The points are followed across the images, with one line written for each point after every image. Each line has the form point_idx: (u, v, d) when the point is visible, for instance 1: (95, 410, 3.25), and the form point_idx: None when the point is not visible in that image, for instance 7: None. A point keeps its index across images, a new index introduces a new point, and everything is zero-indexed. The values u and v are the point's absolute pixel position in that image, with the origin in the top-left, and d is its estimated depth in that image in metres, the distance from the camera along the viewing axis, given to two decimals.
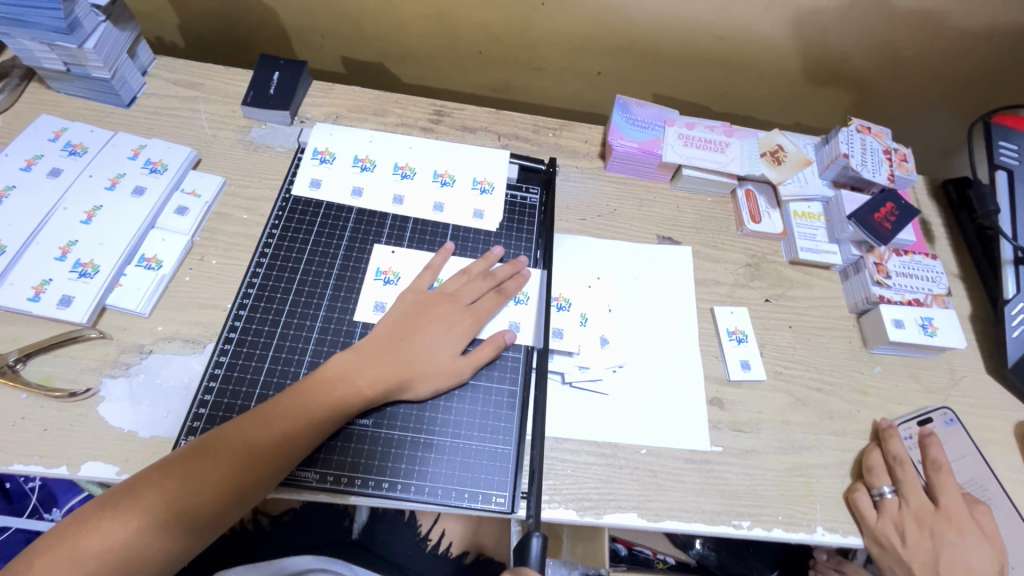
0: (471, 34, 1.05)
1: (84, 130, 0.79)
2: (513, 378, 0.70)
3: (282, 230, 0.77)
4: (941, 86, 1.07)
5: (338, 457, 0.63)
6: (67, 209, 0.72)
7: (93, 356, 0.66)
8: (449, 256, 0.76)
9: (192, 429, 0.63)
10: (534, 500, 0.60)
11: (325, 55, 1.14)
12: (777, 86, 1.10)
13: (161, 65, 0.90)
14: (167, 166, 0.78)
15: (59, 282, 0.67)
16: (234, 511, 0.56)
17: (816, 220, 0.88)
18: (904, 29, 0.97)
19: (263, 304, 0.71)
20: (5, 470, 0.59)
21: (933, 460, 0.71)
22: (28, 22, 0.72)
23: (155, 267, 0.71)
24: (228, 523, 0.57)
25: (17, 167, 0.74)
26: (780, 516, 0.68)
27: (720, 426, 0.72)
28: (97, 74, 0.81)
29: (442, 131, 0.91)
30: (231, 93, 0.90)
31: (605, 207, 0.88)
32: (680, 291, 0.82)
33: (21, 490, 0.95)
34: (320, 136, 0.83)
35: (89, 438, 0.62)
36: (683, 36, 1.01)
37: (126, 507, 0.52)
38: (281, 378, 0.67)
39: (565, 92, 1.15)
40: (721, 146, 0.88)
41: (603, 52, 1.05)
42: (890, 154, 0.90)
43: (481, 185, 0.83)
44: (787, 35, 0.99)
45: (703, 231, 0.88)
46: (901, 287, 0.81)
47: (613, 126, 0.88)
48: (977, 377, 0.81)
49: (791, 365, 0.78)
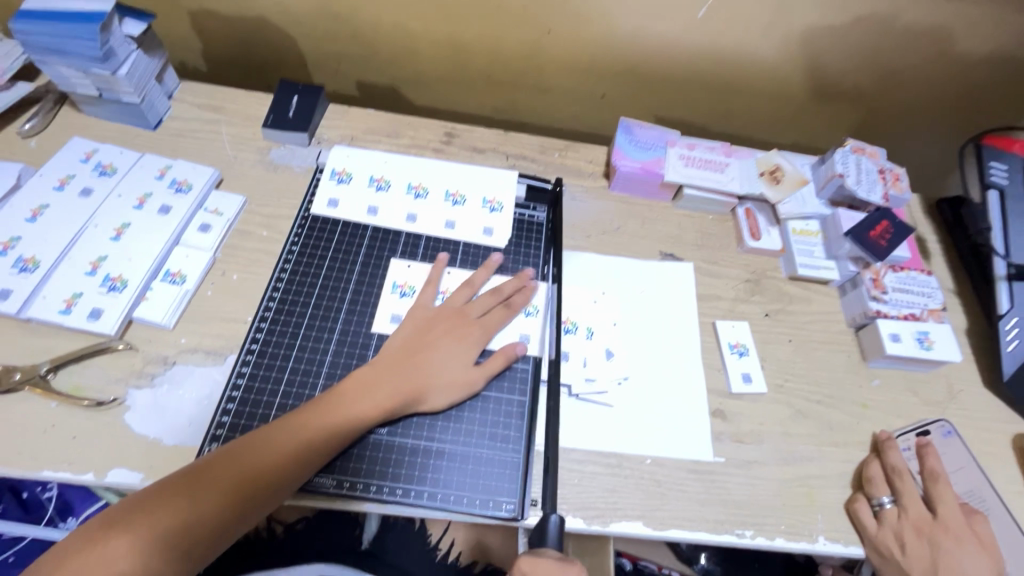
0: (480, 59, 1.09)
1: (113, 151, 0.84)
2: (522, 388, 0.73)
3: (301, 246, 0.80)
4: (934, 107, 1.11)
5: (353, 463, 0.65)
6: (97, 226, 0.76)
7: (120, 367, 0.69)
8: (443, 268, 0.79)
9: (215, 436, 0.65)
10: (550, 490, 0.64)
11: (339, 79, 1.18)
12: (775, 108, 1.14)
13: (186, 89, 0.95)
14: (192, 185, 0.82)
15: (89, 296, 0.71)
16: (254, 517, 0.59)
17: (814, 237, 0.91)
18: (896, 53, 1.01)
19: (283, 316, 0.74)
20: (36, 476, 0.62)
21: (931, 470, 0.72)
22: (66, 51, 0.77)
23: (179, 282, 0.75)
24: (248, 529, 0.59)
25: (51, 186, 0.78)
26: (782, 525, 0.69)
27: (722, 437, 0.74)
28: (127, 98, 0.85)
29: (453, 152, 0.95)
30: (251, 116, 0.94)
31: (610, 225, 0.91)
32: (682, 306, 0.85)
33: (38, 499, 0.98)
34: (337, 157, 0.87)
35: (116, 445, 0.64)
36: (683, 60, 1.05)
37: (153, 513, 0.54)
38: (300, 388, 0.70)
39: (570, 114, 1.20)
40: (720, 166, 0.92)
41: (607, 76, 1.09)
42: (885, 174, 0.93)
43: (490, 204, 0.86)
44: (783, 59, 1.03)
45: (704, 248, 0.91)
46: (897, 302, 0.83)
47: (616, 148, 0.92)
48: (974, 390, 0.83)
49: (791, 378, 0.81)
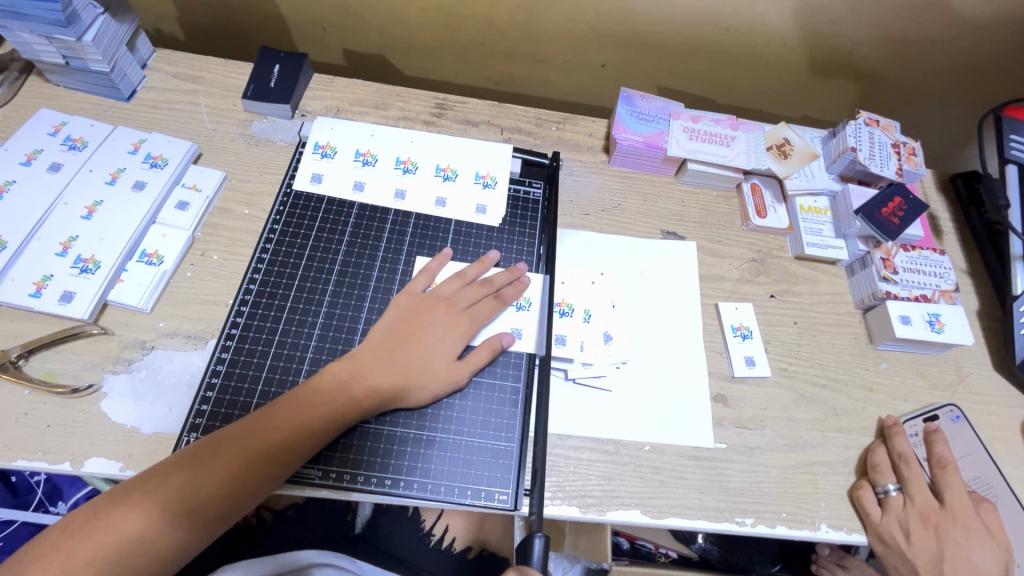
0: (473, 25, 1.03)
1: (84, 124, 0.79)
2: (516, 375, 0.70)
3: (283, 226, 0.76)
4: (952, 77, 1.05)
5: (340, 453, 0.63)
6: (67, 204, 0.72)
7: (94, 353, 0.66)
8: (446, 261, 0.75)
9: (194, 425, 0.63)
10: (537, 498, 0.59)
11: (326, 47, 1.12)
12: (785, 77, 1.08)
13: (161, 58, 0.89)
14: (167, 161, 0.77)
15: (60, 278, 0.67)
16: (224, 519, 0.56)
17: (823, 215, 0.87)
18: (916, 19, 0.95)
19: (265, 300, 0.71)
20: (10, 466, 0.59)
21: (938, 458, 0.70)
22: (26, 15, 0.71)
23: (156, 263, 0.71)
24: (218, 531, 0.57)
25: (17, 161, 0.74)
26: (783, 513, 0.67)
27: (724, 423, 0.72)
28: (97, 67, 0.80)
29: (445, 124, 0.90)
30: (231, 86, 0.89)
31: (609, 202, 0.87)
32: (684, 286, 0.81)
33: (27, 483, 0.95)
34: (320, 130, 0.82)
35: (92, 434, 0.62)
36: (689, 27, 0.99)
37: (119, 515, 0.52)
38: (283, 375, 0.67)
39: (568, 84, 1.14)
40: (727, 139, 0.87)
41: (608, 43, 1.04)
42: (899, 148, 0.88)
43: (483, 180, 0.82)
44: (795, 25, 0.97)
45: (708, 225, 0.87)
46: (908, 283, 0.80)
47: (617, 120, 0.87)
48: (984, 373, 0.80)
49: (796, 362, 0.78)
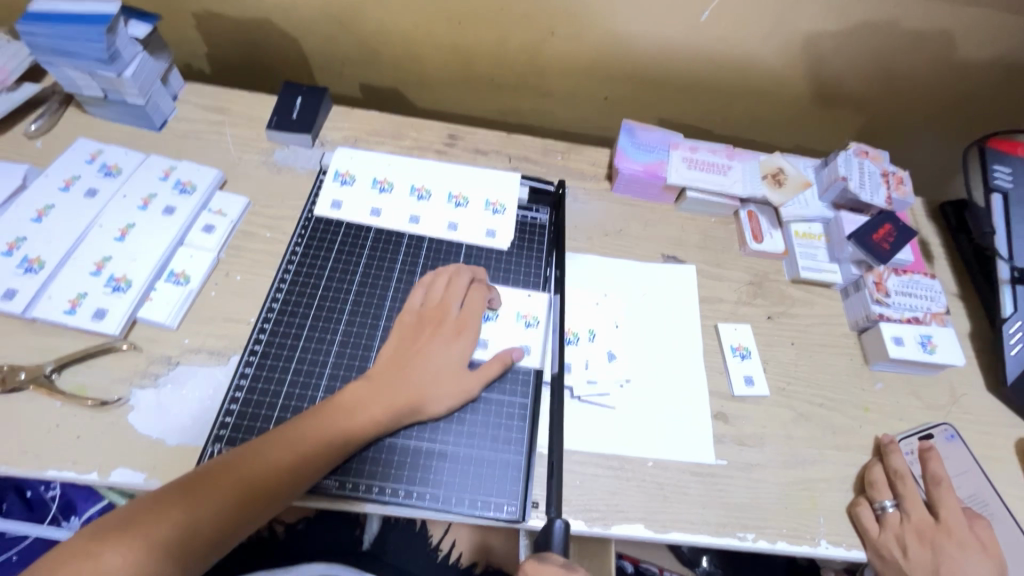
0: (483, 61, 1.10)
1: (119, 152, 0.84)
2: (524, 391, 0.73)
3: (304, 248, 0.80)
4: (937, 110, 1.11)
5: (356, 465, 0.66)
6: (102, 227, 0.76)
7: (123, 367, 0.70)
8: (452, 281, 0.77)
9: (219, 436, 0.66)
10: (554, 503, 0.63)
11: (343, 81, 1.19)
12: (778, 110, 1.13)
13: (191, 91, 0.95)
14: (196, 187, 0.82)
15: (93, 296, 0.71)
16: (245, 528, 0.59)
17: (816, 240, 0.91)
18: (899, 56, 1.01)
19: (286, 318, 0.74)
20: (40, 475, 0.62)
21: (933, 475, 0.72)
22: (73, 53, 0.77)
23: (183, 282, 0.75)
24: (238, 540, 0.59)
25: (56, 186, 0.79)
26: (784, 529, 0.69)
27: (724, 440, 0.74)
28: (133, 100, 0.86)
29: (456, 153, 0.95)
30: (255, 117, 0.95)
31: (612, 226, 0.91)
32: (685, 308, 0.84)
33: (42, 498, 0.98)
34: (340, 159, 0.87)
35: (119, 445, 0.64)
36: (686, 63, 1.05)
37: (148, 523, 0.54)
38: (302, 389, 0.70)
39: (572, 116, 1.20)
40: (723, 168, 0.91)
41: (609, 78, 1.10)
42: (888, 177, 0.93)
43: (492, 206, 0.86)
44: (785, 62, 1.03)
45: (706, 250, 0.91)
46: (900, 305, 0.83)
47: (619, 150, 0.92)
48: (977, 394, 0.83)
49: (793, 381, 0.80)
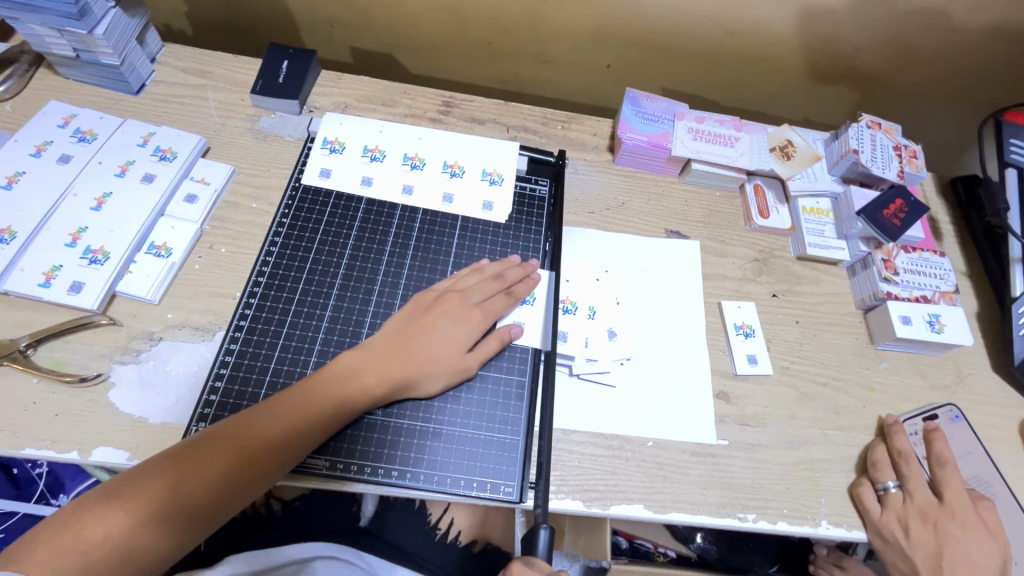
0: (480, 24, 1.04)
1: (94, 116, 0.79)
2: (521, 368, 0.71)
3: (291, 219, 0.77)
4: (952, 82, 1.06)
5: (346, 445, 0.63)
6: (77, 195, 0.72)
7: (103, 342, 0.66)
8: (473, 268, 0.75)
9: (204, 415, 0.63)
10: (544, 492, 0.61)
11: (334, 44, 1.13)
12: (787, 81, 1.09)
13: (170, 52, 0.90)
14: (176, 154, 0.78)
15: (69, 268, 0.67)
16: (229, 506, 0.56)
17: (824, 216, 0.88)
18: (916, 24, 0.96)
19: (273, 292, 0.71)
20: (18, 454, 0.60)
21: (938, 456, 0.71)
22: (37, 7, 0.71)
23: (164, 255, 0.72)
24: (221, 520, 0.57)
25: (27, 152, 0.74)
26: (785, 509, 0.68)
27: (726, 420, 0.73)
28: (107, 60, 0.80)
29: (451, 122, 0.91)
30: (239, 81, 0.90)
31: (614, 200, 0.88)
32: (688, 285, 0.82)
33: (29, 475, 0.95)
34: (329, 126, 0.83)
35: (100, 424, 0.62)
36: (694, 30, 1.00)
37: (132, 496, 0.52)
38: (291, 366, 0.67)
39: (573, 84, 1.15)
40: (731, 140, 0.87)
41: (613, 45, 1.04)
42: (900, 151, 0.89)
43: (490, 177, 0.83)
44: (797, 28, 0.98)
45: (711, 225, 0.88)
46: (909, 284, 0.81)
47: (622, 119, 0.87)
48: (983, 374, 0.81)
49: (797, 360, 0.79)
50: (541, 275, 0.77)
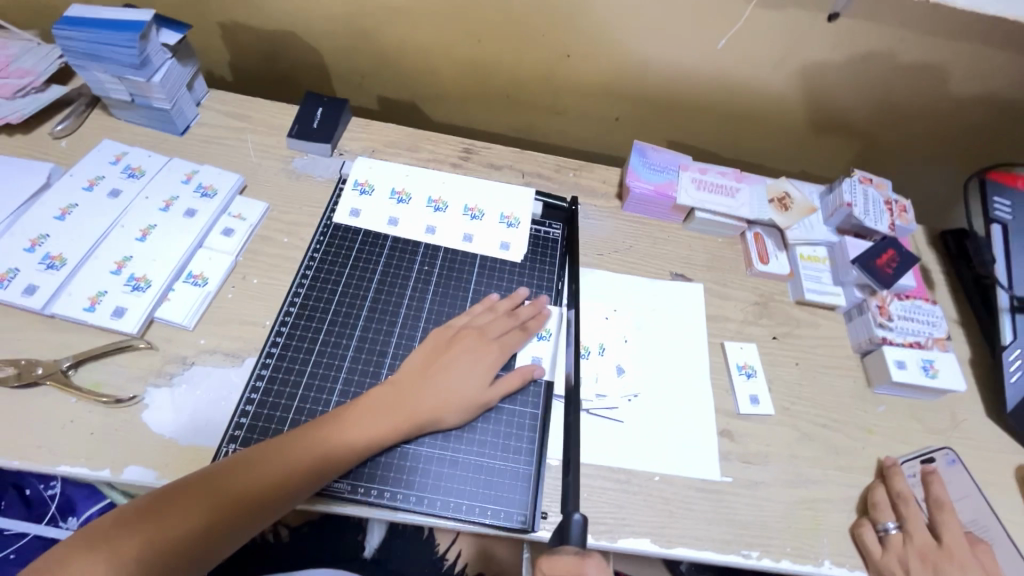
0: (499, 79, 1.13)
1: (142, 154, 0.86)
2: (534, 403, 0.74)
3: (322, 254, 0.82)
4: (939, 141, 1.14)
5: (368, 470, 0.66)
6: (124, 226, 0.78)
7: (139, 365, 0.70)
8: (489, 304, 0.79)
9: (234, 437, 0.66)
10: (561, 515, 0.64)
11: (362, 93, 1.22)
12: (784, 137, 1.16)
13: (214, 97, 0.98)
14: (217, 191, 0.84)
15: (113, 294, 0.72)
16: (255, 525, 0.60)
17: (821, 263, 0.93)
18: (902, 89, 1.04)
19: (302, 322, 0.76)
20: (52, 470, 0.63)
21: (936, 498, 0.74)
22: (104, 57, 0.79)
23: (201, 284, 0.76)
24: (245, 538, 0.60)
25: (80, 186, 0.80)
26: (788, 547, 0.70)
27: (730, 457, 0.75)
28: (158, 104, 0.88)
29: (471, 167, 0.97)
30: (276, 125, 0.97)
31: (622, 243, 0.93)
32: (692, 326, 0.86)
33: (41, 496, 0.97)
34: (360, 169, 0.89)
35: (133, 443, 0.65)
36: (697, 89, 1.08)
37: (169, 513, 0.56)
38: (318, 392, 0.71)
39: (583, 134, 1.22)
40: (732, 191, 0.94)
41: (622, 100, 1.13)
42: (891, 205, 0.95)
43: (507, 219, 0.88)
44: (792, 90, 1.06)
45: (714, 269, 0.93)
46: (903, 330, 0.85)
47: (630, 169, 0.94)
48: (978, 420, 0.84)
49: (798, 401, 0.82)
50: (553, 310, 0.81)
